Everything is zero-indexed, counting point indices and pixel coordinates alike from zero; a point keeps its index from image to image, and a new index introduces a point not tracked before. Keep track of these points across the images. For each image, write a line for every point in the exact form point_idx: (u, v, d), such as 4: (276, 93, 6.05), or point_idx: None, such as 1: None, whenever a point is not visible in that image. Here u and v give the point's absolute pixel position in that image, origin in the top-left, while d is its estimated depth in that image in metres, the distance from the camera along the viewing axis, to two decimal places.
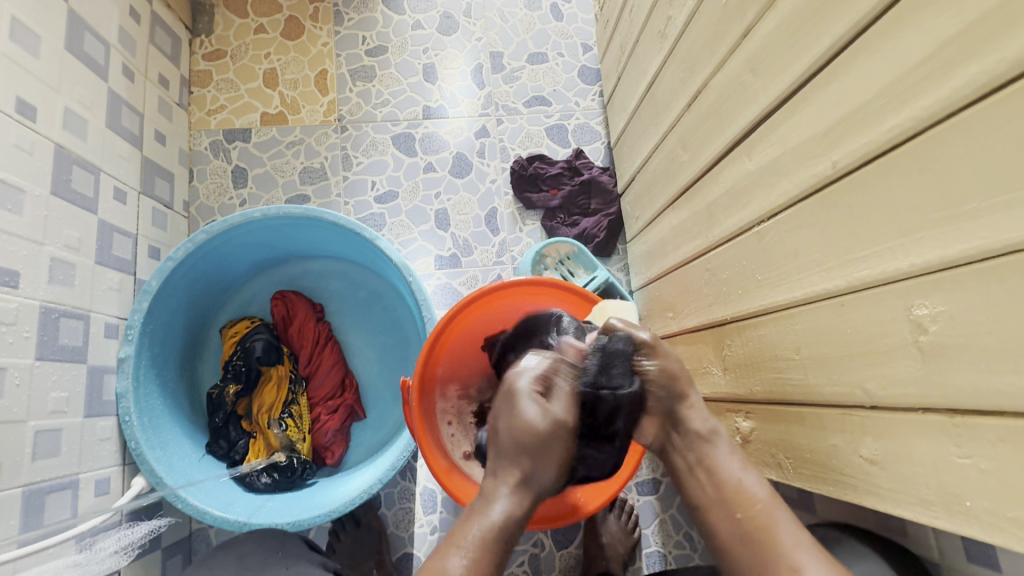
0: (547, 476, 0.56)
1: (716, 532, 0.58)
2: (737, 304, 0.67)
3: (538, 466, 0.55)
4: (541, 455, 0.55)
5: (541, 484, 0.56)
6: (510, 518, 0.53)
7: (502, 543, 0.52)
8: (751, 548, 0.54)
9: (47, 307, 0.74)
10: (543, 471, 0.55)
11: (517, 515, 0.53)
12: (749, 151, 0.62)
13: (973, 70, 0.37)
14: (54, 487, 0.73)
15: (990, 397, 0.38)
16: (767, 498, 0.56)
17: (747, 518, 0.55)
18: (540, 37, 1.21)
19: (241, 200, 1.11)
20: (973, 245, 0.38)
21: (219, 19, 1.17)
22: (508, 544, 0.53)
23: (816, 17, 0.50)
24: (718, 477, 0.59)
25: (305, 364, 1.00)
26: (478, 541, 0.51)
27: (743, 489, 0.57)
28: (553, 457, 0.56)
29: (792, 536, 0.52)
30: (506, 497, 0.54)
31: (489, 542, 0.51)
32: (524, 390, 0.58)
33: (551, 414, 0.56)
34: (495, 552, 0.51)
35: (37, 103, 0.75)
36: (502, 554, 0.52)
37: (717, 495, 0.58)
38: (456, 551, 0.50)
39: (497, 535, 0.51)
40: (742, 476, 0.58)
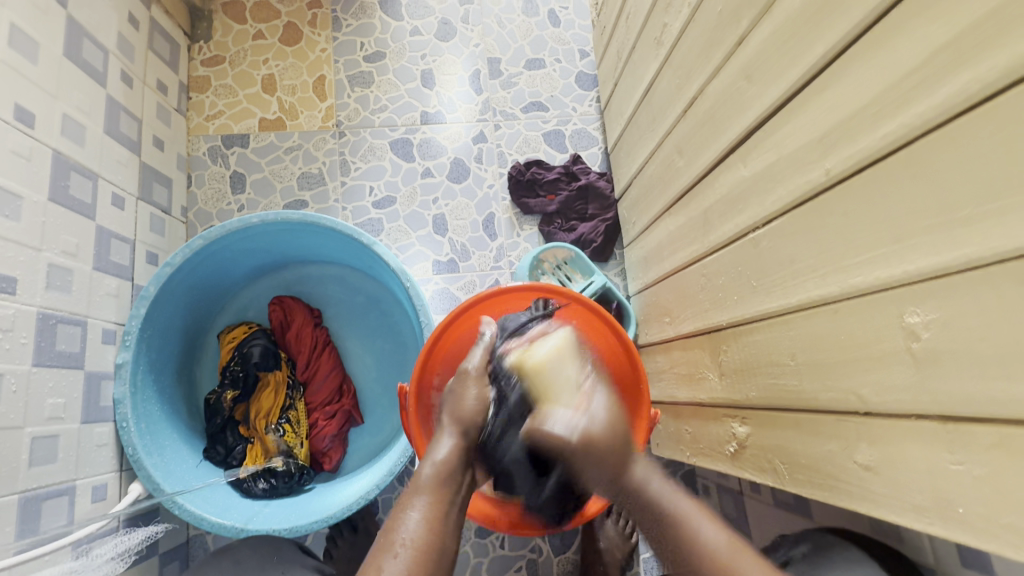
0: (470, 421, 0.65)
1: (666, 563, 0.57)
2: (733, 310, 0.68)
3: (454, 412, 0.65)
4: (454, 405, 0.66)
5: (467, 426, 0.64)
6: (450, 462, 0.60)
7: (442, 479, 0.58)
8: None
9: (45, 313, 0.74)
10: (460, 414, 0.65)
11: (451, 454, 0.61)
12: (744, 158, 0.62)
13: (965, 78, 0.37)
14: (51, 493, 0.73)
15: (983, 403, 0.39)
16: (727, 549, 0.53)
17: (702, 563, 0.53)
18: (537, 44, 1.21)
19: (239, 206, 1.12)
20: (966, 253, 0.38)
21: (218, 25, 1.18)
22: (450, 479, 0.59)
23: (810, 25, 0.51)
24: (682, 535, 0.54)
25: (303, 369, 1.00)
26: (426, 489, 0.57)
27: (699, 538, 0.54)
28: (465, 398, 0.66)
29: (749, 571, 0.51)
30: (443, 443, 0.62)
31: (426, 479, 0.58)
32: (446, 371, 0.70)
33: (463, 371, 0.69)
34: (441, 495, 0.57)
35: (35, 109, 0.75)
36: (451, 497, 0.58)
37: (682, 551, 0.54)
38: (410, 506, 0.56)
39: (444, 483, 0.58)
40: (694, 515, 0.56)
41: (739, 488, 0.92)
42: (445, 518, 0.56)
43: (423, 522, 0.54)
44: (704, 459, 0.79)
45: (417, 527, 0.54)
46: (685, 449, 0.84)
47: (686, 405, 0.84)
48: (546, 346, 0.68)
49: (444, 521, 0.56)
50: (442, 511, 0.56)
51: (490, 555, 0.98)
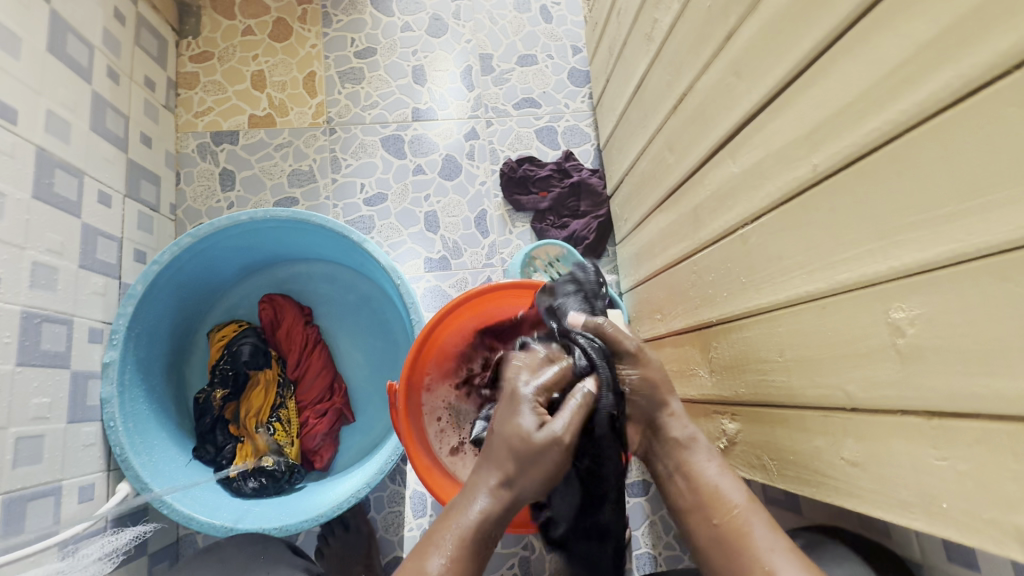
0: (532, 485, 0.54)
1: (697, 541, 0.55)
2: (723, 306, 0.67)
3: (529, 479, 0.53)
4: (527, 468, 0.53)
5: (526, 491, 0.54)
6: (493, 517, 0.52)
7: (483, 538, 0.52)
8: (723, 552, 0.52)
9: (29, 312, 0.74)
10: (533, 483, 0.53)
11: (498, 513, 0.53)
12: (733, 154, 0.62)
13: (949, 74, 0.37)
14: (36, 494, 0.72)
15: (967, 399, 0.39)
16: (744, 500, 0.54)
17: (720, 520, 0.53)
18: (529, 40, 1.21)
19: (229, 203, 1.11)
20: (950, 248, 0.38)
21: (206, 21, 1.17)
22: (491, 538, 0.53)
23: (797, 21, 0.50)
24: (694, 480, 0.58)
25: (293, 368, 1.00)
26: (461, 534, 0.51)
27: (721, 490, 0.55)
28: (541, 469, 0.53)
29: (768, 540, 0.50)
30: (484, 494, 0.53)
31: (466, 537, 0.51)
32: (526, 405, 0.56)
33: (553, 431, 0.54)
34: (478, 548, 0.51)
35: (18, 105, 0.74)
36: (484, 549, 0.52)
37: (694, 496, 0.57)
38: (441, 547, 0.50)
39: (481, 535, 0.52)
40: (721, 480, 0.57)
41: None
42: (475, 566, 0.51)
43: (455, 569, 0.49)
44: None
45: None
46: None
47: None
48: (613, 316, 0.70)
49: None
50: (477, 557, 0.51)
51: None
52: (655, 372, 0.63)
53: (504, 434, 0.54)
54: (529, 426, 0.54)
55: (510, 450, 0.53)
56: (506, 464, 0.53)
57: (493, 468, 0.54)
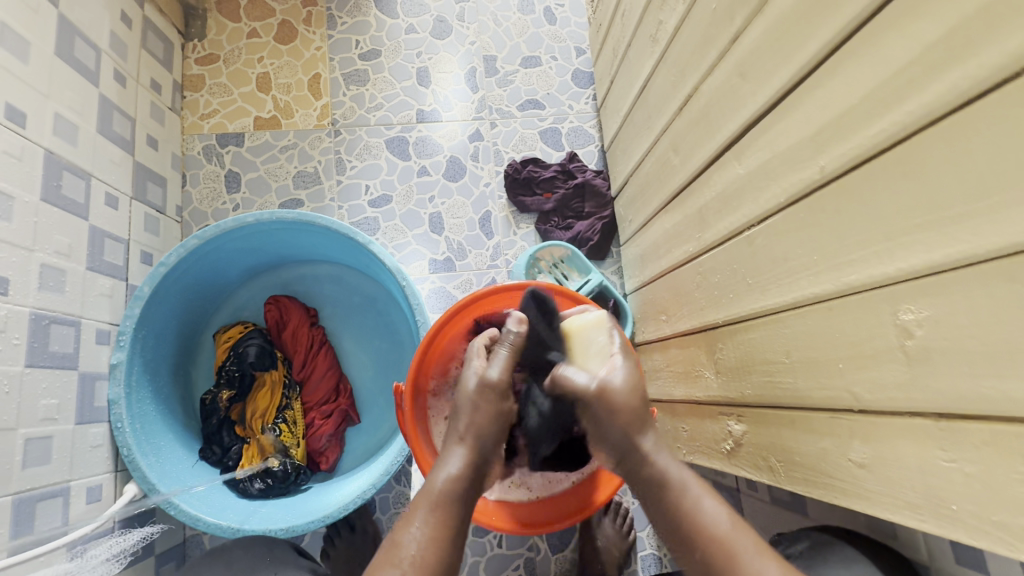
0: (486, 438, 0.61)
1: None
2: (728, 308, 0.67)
3: (472, 423, 0.61)
4: (471, 414, 0.62)
5: (479, 441, 0.60)
6: (461, 477, 0.57)
7: (453, 498, 0.55)
8: None
9: (37, 313, 0.74)
10: (477, 425, 0.61)
11: (464, 469, 0.58)
12: (739, 155, 0.62)
13: (956, 76, 0.37)
14: (45, 494, 0.73)
15: (974, 402, 0.39)
16: (728, 526, 0.49)
17: (706, 555, 0.48)
18: (533, 41, 1.21)
19: (234, 205, 1.11)
20: (958, 250, 0.38)
21: (212, 24, 1.17)
22: (459, 500, 0.56)
23: (803, 22, 0.50)
24: (676, 516, 0.51)
25: (299, 369, 1.00)
26: (434, 503, 0.54)
27: (702, 517, 0.50)
28: (484, 415, 0.62)
29: (758, 565, 0.47)
30: (455, 457, 0.59)
31: (435, 498, 0.54)
32: (468, 371, 0.67)
33: (484, 379, 0.64)
34: (447, 514, 0.54)
35: (27, 109, 0.75)
36: (460, 514, 0.55)
37: (678, 533, 0.51)
38: (413, 520, 0.53)
39: (450, 499, 0.55)
40: (702, 503, 0.51)
41: (736, 486, 0.92)
42: (450, 532, 0.53)
43: (430, 539, 0.52)
44: (701, 456, 0.79)
45: (420, 546, 0.51)
46: (682, 447, 0.85)
47: (683, 403, 0.83)
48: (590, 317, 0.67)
49: (450, 542, 0.53)
50: (450, 524, 0.53)
51: (488, 553, 0.98)
52: (631, 397, 0.56)
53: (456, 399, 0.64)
54: (469, 380, 0.65)
55: (458, 405, 0.63)
56: (457, 419, 0.62)
57: (450, 431, 0.62)
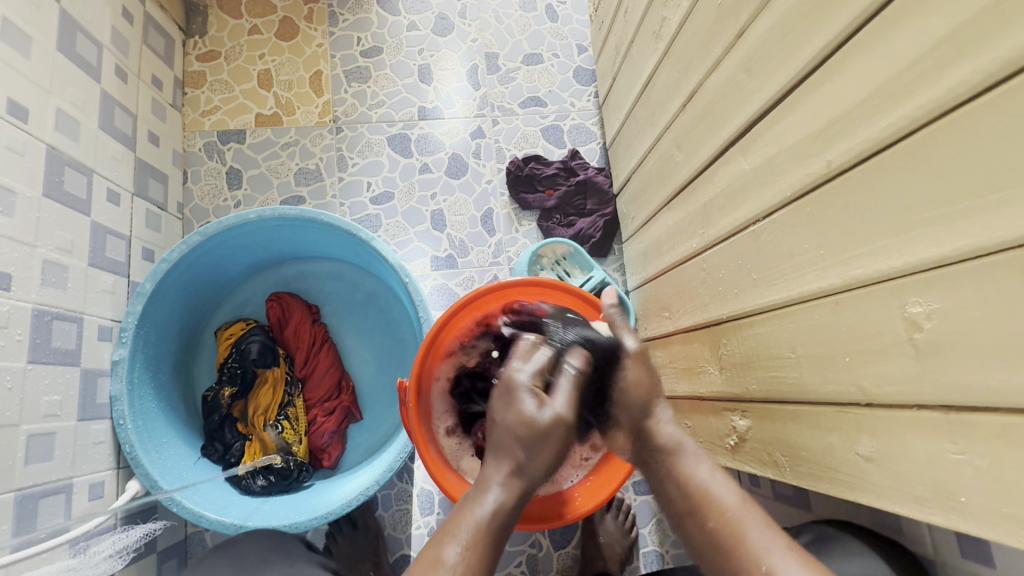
0: (541, 467, 0.58)
1: (693, 541, 0.57)
2: (731, 304, 0.68)
3: (536, 462, 0.58)
4: (537, 452, 0.58)
5: (531, 478, 0.58)
6: (505, 512, 0.55)
7: (495, 531, 0.54)
8: (723, 554, 0.53)
9: (40, 309, 0.74)
10: (534, 465, 0.58)
11: (507, 503, 0.56)
12: (743, 151, 0.62)
13: (966, 70, 0.37)
14: (48, 491, 0.72)
15: (984, 394, 0.39)
16: (737, 502, 0.55)
17: (715, 522, 0.55)
18: (535, 39, 1.21)
19: (236, 202, 1.11)
20: (968, 243, 0.38)
21: (213, 20, 1.17)
22: (500, 532, 0.55)
23: (809, 17, 0.50)
24: (686, 485, 0.59)
25: (302, 365, 1.00)
26: (476, 526, 0.53)
27: (711, 492, 0.57)
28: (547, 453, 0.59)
29: (764, 538, 0.52)
30: (496, 487, 0.56)
31: (479, 528, 0.53)
32: (523, 387, 0.62)
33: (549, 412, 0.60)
34: (489, 537, 0.53)
35: (28, 104, 0.75)
36: (496, 542, 0.54)
37: (687, 502, 0.58)
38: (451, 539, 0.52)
39: (493, 527, 0.54)
40: (711, 481, 0.58)
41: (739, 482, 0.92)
42: (488, 559, 0.52)
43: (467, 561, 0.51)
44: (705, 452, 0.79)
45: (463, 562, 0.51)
46: None
47: (686, 399, 0.83)
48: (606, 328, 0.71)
49: (488, 560, 0.52)
50: (487, 557, 0.52)
51: None
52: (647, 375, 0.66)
53: (507, 419, 0.60)
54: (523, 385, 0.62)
55: (510, 428, 0.59)
56: (517, 452, 0.58)
57: (500, 455, 0.58)
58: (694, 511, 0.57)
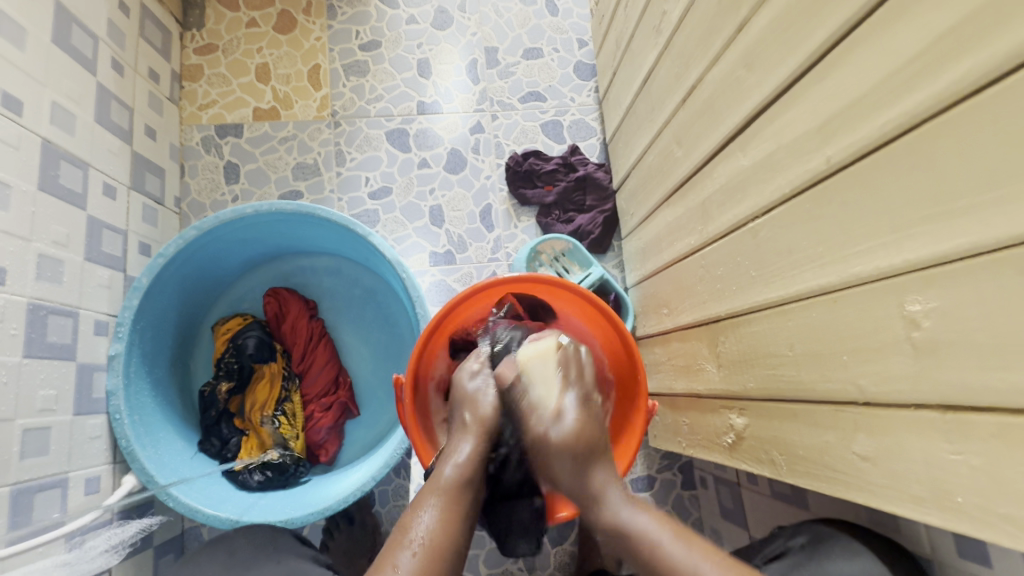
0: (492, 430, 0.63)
1: None
2: (730, 301, 0.67)
3: (475, 414, 0.64)
4: (472, 405, 0.65)
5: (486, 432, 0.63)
6: (469, 465, 0.59)
7: (461, 487, 0.57)
8: None
9: (35, 304, 0.73)
10: (481, 418, 0.63)
11: (474, 458, 0.60)
12: (743, 147, 0.62)
13: (967, 65, 0.37)
14: (43, 486, 0.72)
15: (982, 394, 0.38)
16: (683, 554, 0.47)
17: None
18: (535, 32, 1.20)
19: (233, 196, 1.10)
20: (968, 241, 0.38)
21: (210, 13, 1.16)
22: (469, 490, 0.57)
23: (810, 12, 0.50)
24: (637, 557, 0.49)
25: (298, 361, 1.00)
26: (443, 492, 0.55)
27: (654, 545, 0.48)
28: (483, 400, 0.65)
29: None
30: (465, 444, 0.61)
31: (442, 485, 0.56)
32: (462, 372, 0.70)
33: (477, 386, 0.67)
34: (455, 499, 0.55)
35: (23, 97, 0.74)
36: (462, 510, 0.55)
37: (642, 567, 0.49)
38: (422, 506, 0.54)
39: (457, 485, 0.57)
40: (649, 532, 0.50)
41: (736, 480, 0.92)
42: (460, 521, 0.54)
43: (438, 522, 0.52)
44: (702, 450, 0.78)
45: (432, 530, 0.51)
46: (682, 441, 0.84)
47: (684, 396, 0.83)
48: (540, 346, 0.68)
49: (459, 523, 0.54)
50: (457, 513, 0.54)
51: (487, 546, 0.98)
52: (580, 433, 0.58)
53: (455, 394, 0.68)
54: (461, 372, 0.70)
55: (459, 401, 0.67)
56: (462, 413, 0.65)
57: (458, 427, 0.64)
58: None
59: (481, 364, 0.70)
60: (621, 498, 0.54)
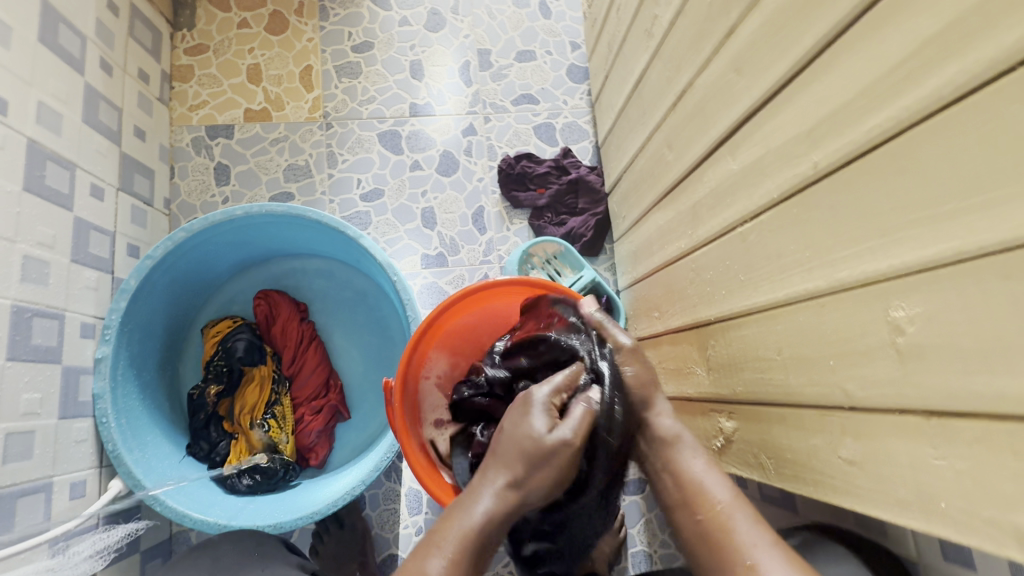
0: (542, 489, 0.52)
1: (683, 534, 0.54)
2: (720, 305, 0.67)
3: (536, 475, 0.52)
4: (538, 465, 0.52)
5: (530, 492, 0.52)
6: (499, 519, 0.51)
7: (480, 542, 0.50)
8: (708, 550, 0.51)
9: (20, 306, 0.73)
10: (538, 480, 0.52)
11: (505, 517, 0.51)
12: (732, 151, 0.62)
13: (952, 71, 0.37)
14: (27, 490, 0.71)
15: (966, 399, 0.38)
16: (729, 498, 0.53)
17: (705, 516, 0.52)
18: (528, 35, 1.20)
19: (223, 197, 1.10)
20: (951, 247, 0.38)
21: (201, 13, 1.15)
22: (488, 542, 0.50)
23: (798, 17, 0.50)
24: (680, 478, 0.56)
25: (288, 364, 0.99)
26: (460, 543, 0.49)
27: (706, 488, 0.54)
28: (554, 463, 0.52)
29: (750, 534, 0.49)
30: (500, 499, 0.51)
31: (462, 537, 0.49)
32: (535, 406, 0.55)
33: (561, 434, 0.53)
34: (473, 552, 0.49)
35: (8, 96, 0.73)
36: (477, 558, 0.49)
37: (680, 494, 0.56)
38: (436, 550, 0.48)
39: (480, 538, 0.50)
40: (704, 477, 0.56)
41: None
42: (471, 572, 0.48)
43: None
44: None
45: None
46: None
47: (674, 400, 0.83)
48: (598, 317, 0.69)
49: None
50: (470, 563, 0.49)
51: None
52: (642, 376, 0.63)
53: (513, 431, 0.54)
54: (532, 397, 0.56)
55: (513, 444, 0.53)
56: (519, 466, 0.51)
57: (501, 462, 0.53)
58: (685, 503, 0.55)
59: (560, 391, 0.58)
60: (677, 425, 0.61)
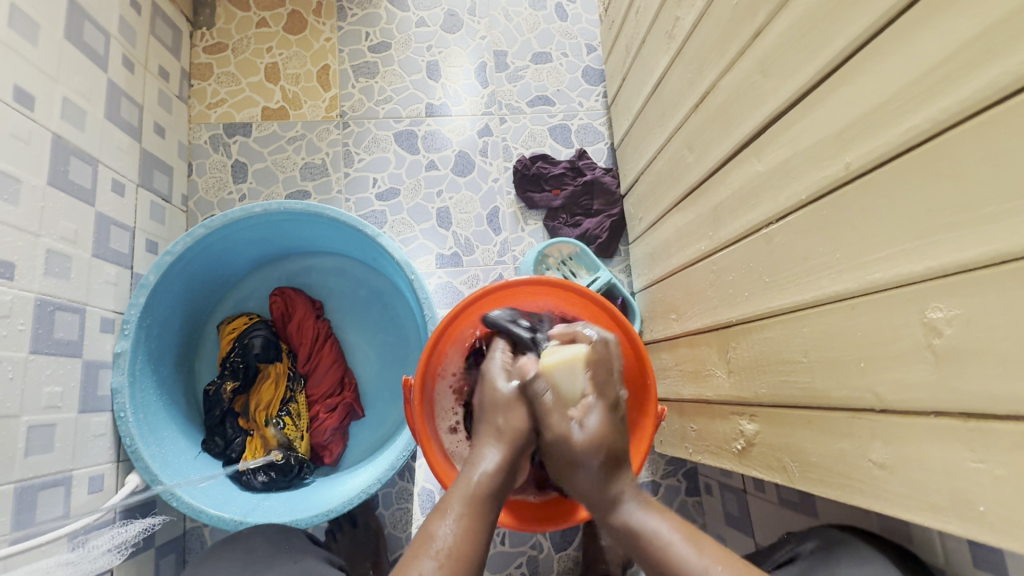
0: (519, 440, 0.62)
1: None
2: (742, 307, 0.67)
3: (506, 421, 0.63)
4: (503, 411, 0.64)
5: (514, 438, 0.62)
6: (494, 472, 0.59)
7: (487, 494, 0.57)
8: None
9: (43, 299, 0.73)
10: (509, 424, 0.63)
11: (498, 466, 0.59)
12: (758, 152, 0.62)
13: (996, 71, 0.36)
14: (48, 483, 0.72)
15: (1007, 402, 0.38)
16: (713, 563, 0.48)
17: None
18: (544, 37, 1.20)
19: (240, 195, 1.10)
20: (994, 248, 0.38)
21: (220, 13, 1.16)
22: (492, 497, 0.57)
23: (828, 19, 0.50)
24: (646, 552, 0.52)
25: (303, 362, 0.99)
26: (466, 500, 0.55)
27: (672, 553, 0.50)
28: (512, 415, 0.63)
29: None
30: (490, 452, 0.61)
31: (469, 493, 0.56)
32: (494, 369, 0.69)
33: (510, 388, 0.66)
34: (479, 507, 0.55)
35: (34, 92, 0.74)
36: (488, 513, 0.56)
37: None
38: (445, 513, 0.54)
39: (482, 493, 0.56)
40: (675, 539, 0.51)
41: (743, 486, 0.92)
42: (481, 525, 0.54)
43: (459, 531, 0.52)
44: (709, 456, 0.78)
45: (454, 537, 0.51)
46: (688, 446, 0.84)
47: (691, 402, 0.83)
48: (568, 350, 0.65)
49: (480, 536, 0.53)
50: (480, 518, 0.54)
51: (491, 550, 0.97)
52: (585, 445, 0.58)
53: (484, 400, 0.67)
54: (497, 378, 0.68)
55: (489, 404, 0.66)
56: (494, 417, 0.64)
57: (485, 429, 0.64)
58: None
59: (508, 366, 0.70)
60: (652, 516, 0.54)
